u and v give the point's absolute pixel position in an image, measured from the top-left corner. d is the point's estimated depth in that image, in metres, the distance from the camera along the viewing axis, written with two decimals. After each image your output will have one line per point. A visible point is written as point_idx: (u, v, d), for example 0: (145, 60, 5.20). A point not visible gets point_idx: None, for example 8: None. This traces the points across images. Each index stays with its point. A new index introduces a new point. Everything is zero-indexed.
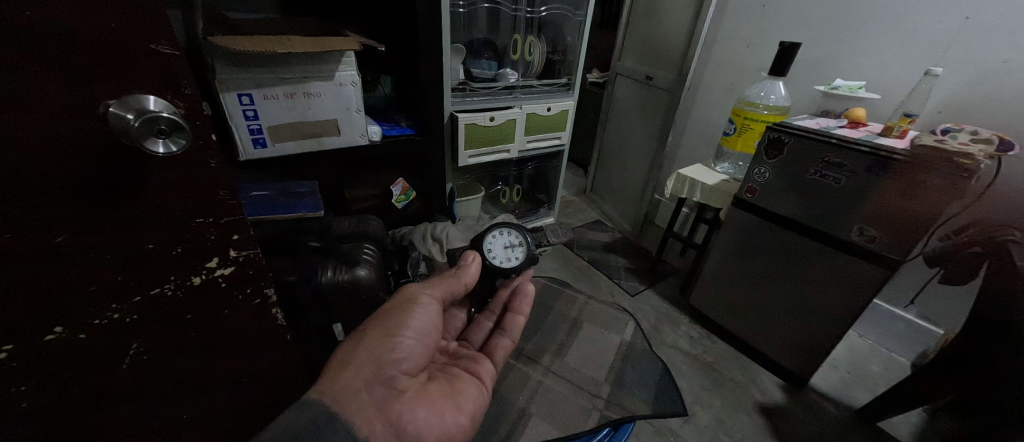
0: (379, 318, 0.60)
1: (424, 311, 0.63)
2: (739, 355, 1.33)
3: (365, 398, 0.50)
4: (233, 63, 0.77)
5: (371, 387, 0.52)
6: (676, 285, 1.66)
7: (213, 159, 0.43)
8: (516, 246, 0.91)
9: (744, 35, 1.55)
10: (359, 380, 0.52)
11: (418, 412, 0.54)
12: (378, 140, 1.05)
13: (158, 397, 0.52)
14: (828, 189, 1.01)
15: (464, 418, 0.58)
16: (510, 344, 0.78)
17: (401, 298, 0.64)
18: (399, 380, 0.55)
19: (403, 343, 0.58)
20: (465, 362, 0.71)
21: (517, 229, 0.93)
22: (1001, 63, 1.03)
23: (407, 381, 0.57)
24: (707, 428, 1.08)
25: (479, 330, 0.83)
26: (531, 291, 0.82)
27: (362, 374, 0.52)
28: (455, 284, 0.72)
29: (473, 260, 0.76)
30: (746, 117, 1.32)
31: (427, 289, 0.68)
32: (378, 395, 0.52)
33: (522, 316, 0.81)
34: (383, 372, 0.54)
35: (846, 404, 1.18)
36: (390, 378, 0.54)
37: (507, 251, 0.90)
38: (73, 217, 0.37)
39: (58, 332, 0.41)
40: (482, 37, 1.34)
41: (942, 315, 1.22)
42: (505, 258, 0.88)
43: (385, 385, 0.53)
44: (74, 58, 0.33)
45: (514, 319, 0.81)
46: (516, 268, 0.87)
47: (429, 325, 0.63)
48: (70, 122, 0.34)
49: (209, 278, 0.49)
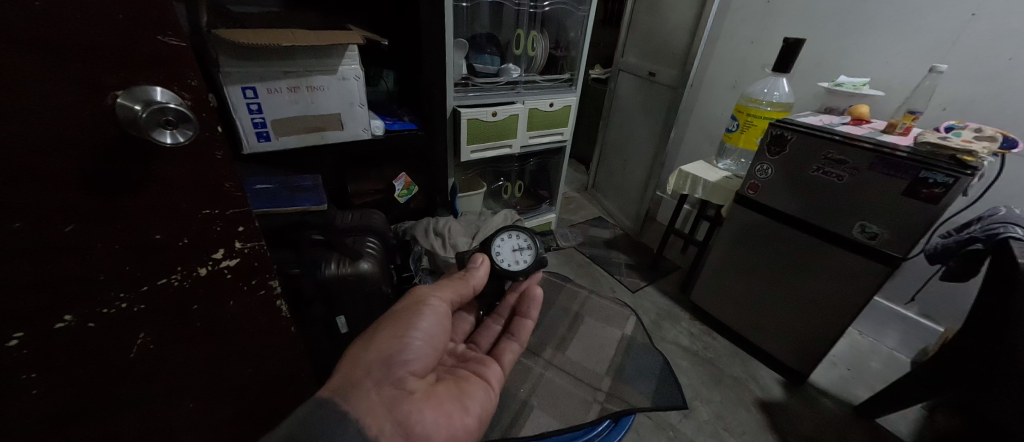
0: (389, 320, 0.61)
1: (432, 313, 0.64)
2: (738, 351, 1.34)
3: (374, 398, 0.51)
4: (237, 56, 0.77)
5: (381, 387, 0.53)
6: (677, 282, 1.67)
7: (219, 151, 0.44)
8: (525, 249, 0.85)
9: (749, 31, 1.54)
10: (369, 379, 0.53)
11: (427, 416, 0.54)
12: (381, 135, 1.06)
13: (165, 386, 0.52)
14: (832, 189, 1.01)
15: (471, 420, 0.59)
16: (518, 348, 0.78)
17: (411, 300, 0.65)
18: (408, 381, 0.55)
19: (412, 345, 0.58)
20: (472, 364, 0.72)
21: (526, 232, 0.87)
22: (1006, 61, 1.03)
23: (416, 382, 0.57)
24: (707, 423, 1.09)
25: (487, 335, 0.84)
26: (539, 296, 0.82)
27: (373, 373, 0.53)
28: (464, 287, 0.73)
29: (482, 262, 0.77)
30: (749, 113, 1.31)
31: (437, 291, 0.69)
32: (387, 394, 0.53)
33: (529, 320, 0.83)
34: (393, 372, 0.55)
35: (845, 399, 1.19)
36: (399, 379, 0.55)
37: (516, 253, 0.84)
38: (81, 207, 0.38)
39: (68, 320, 0.42)
40: (485, 33, 1.34)
41: (941, 312, 1.26)
42: (513, 262, 0.83)
43: (395, 386, 0.54)
44: (82, 48, 0.33)
45: (521, 324, 0.82)
46: (522, 272, 0.82)
47: (437, 326, 0.63)
48: (75, 111, 0.34)
49: (214, 269, 0.50)
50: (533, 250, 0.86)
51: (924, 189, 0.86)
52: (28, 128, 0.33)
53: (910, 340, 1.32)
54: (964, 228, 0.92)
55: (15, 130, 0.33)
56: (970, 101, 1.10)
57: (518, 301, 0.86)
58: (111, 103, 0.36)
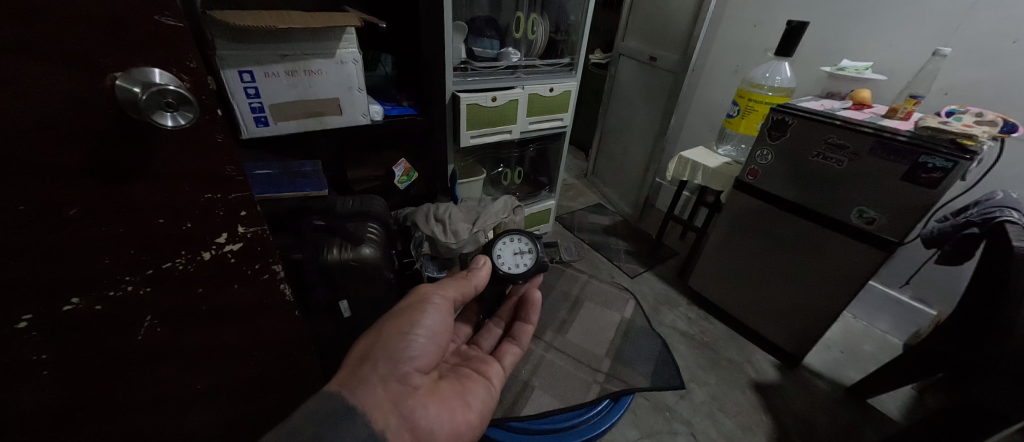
0: (392, 316, 0.62)
1: (435, 310, 0.63)
2: (735, 335, 1.36)
3: (379, 393, 0.52)
4: (235, 40, 0.76)
5: (386, 383, 0.54)
6: (675, 267, 1.68)
7: (220, 135, 0.43)
8: (525, 253, 0.86)
9: (752, 13, 1.51)
10: (375, 375, 0.54)
11: (430, 410, 0.55)
12: (380, 120, 1.05)
13: (171, 368, 0.53)
14: (831, 175, 1.01)
15: (473, 416, 0.60)
16: (519, 351, 0.79)
17: (413, 298, 0.65)
18: (412, 377, 0.57)
19: (416, 342, 0.59)
20: (475, 362, 0.73)
21: (528, 236, 0.88)
22: (1011, 44, 1.02)
23: (421, 378, 0.58)
24: (702, 403, 1.12)
25: (489, 336, 0.84)
26: (537, 300, 0.82)
27: (378, 369, 0.55)
28: (467, 286, 0.71)
29: (484, 263, 0.76)
30: (750, 99, 1.31)
31: (440, 288, 0.68)
32: (392, 390, 0.54)
33: (531, 325, 0.82)
34: (398, 368, 0.56)
35: (837, 381, 1.22)
36: (403, 375, 0.56)
37: (517, 257, 0.85)
38: (82, 193, 0.38)
39: (75, 303, 0.42)
40: (485, 16, 1.33)
41: (935, 296, 1.28)
42: (513, 265, 0.84)
43: (400, 382, 0.55)
44: (76, 29, 0.33)
45: (524, 328, 0.82)
46: (522, 275, 0.82)
47: (441, 324, 0.63)
48: (57, 88, 0.33)
49: (218, 253, 0.50)
50: (534, 254, 0.86)
51: (923, 174, 0.87)
52: (28, 117, 0.33)
53: (903, 324, 1.35)
54: (961, 212, 0.93)
55: (16, 118, 0.33)
56: (972, 85, 1.10)
57: (519, 303, 0.86)
58: (110, 85, 0.35)
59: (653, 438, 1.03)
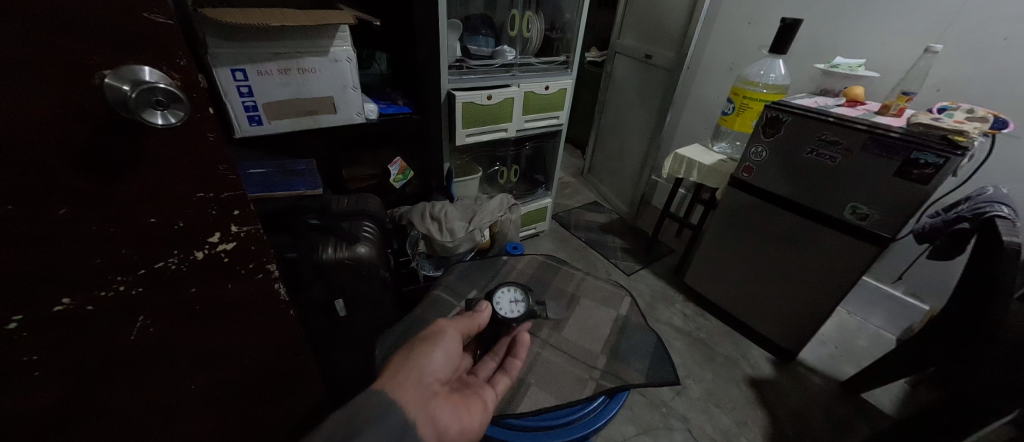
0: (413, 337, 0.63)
1: (450, 336, 0.64)
2: (730, 331, 1.37)
3: (412, 391, 0.54)
4: (226, 38, 0.76)
5: (416, 385, 0.56)
6: (671, 265, 1.69)
7: (212, 133, 0.43)
8: (520, 301, 0.88)
9: (746, 11, 1.52)
10: (406, 378, 0.56)
11: (445, 414, 0.56)
12: (375, 118, 1.04)
13: (165, 368, 0.53)
14: (824, 171, 1.02)
15: (476, 425, 0.60)
16: (510, 383, 0.76)
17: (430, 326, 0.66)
18: (434, 384, 0.58)
19: (436, 356, 0.60)
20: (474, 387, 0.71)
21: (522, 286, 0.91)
22: (1001, 41, 1.03)
23: (439, 388, 0.60)
24: (698, 399, 1.13)
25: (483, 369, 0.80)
26: (526, 340, 0.79)
27: (408, 374, 0.56)
28: (473, 323, 0.72)
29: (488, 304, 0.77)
30: (745, 96, 1.32)
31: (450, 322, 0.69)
32: (420, 393, 0.55)
33: (519, 360, 0.79)
34: (424, 376, 0.58)
35: (832, 376, 1.23)
36: (427, 380, 0.58)
37: (512, 305, 0.87)
38: (72, 193, 0.37)
39: (66, 304, 0.42)
40: (480, 15, 1.33)
41: (928, 291, 1.29)
42: (510, 311, 0.85)
43: (425, 386, 0.57)
44: (64, 28, 0.32)
45: (513, 363, 0.79)
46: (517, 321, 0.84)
47: (456, 347, 0.64)
48: (45, 85, 0.33)
49: (211, 253, 0.49)
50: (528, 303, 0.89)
51: (915, 169, 0.88)
52: (21, 121, 0.33)
53: (896, 319, 1.36)
54: (951, 208, 0.94)
55: (9, 121, 0.32)
56: (964, 82, 1.11)
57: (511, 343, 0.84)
58: (99, 83, 0.35)
59: (649, 434, 1.04)
